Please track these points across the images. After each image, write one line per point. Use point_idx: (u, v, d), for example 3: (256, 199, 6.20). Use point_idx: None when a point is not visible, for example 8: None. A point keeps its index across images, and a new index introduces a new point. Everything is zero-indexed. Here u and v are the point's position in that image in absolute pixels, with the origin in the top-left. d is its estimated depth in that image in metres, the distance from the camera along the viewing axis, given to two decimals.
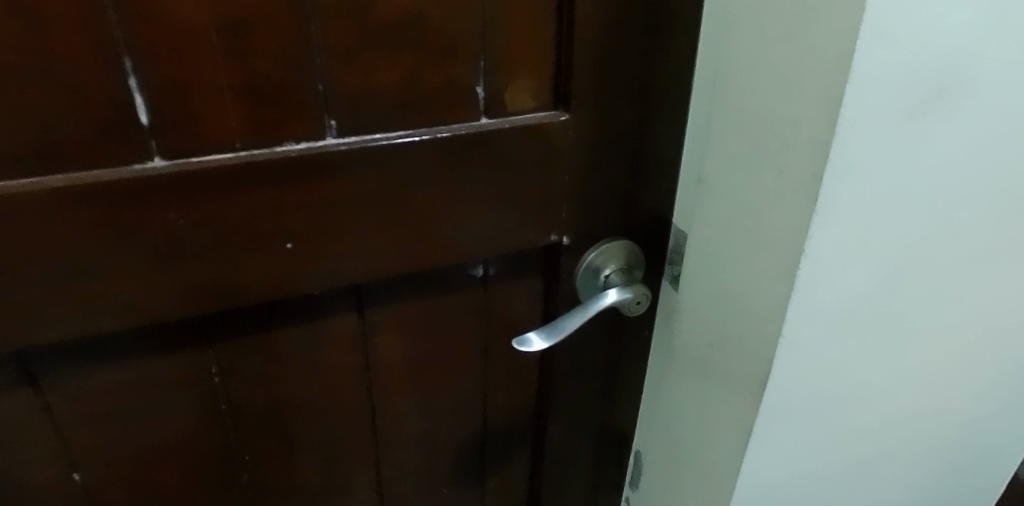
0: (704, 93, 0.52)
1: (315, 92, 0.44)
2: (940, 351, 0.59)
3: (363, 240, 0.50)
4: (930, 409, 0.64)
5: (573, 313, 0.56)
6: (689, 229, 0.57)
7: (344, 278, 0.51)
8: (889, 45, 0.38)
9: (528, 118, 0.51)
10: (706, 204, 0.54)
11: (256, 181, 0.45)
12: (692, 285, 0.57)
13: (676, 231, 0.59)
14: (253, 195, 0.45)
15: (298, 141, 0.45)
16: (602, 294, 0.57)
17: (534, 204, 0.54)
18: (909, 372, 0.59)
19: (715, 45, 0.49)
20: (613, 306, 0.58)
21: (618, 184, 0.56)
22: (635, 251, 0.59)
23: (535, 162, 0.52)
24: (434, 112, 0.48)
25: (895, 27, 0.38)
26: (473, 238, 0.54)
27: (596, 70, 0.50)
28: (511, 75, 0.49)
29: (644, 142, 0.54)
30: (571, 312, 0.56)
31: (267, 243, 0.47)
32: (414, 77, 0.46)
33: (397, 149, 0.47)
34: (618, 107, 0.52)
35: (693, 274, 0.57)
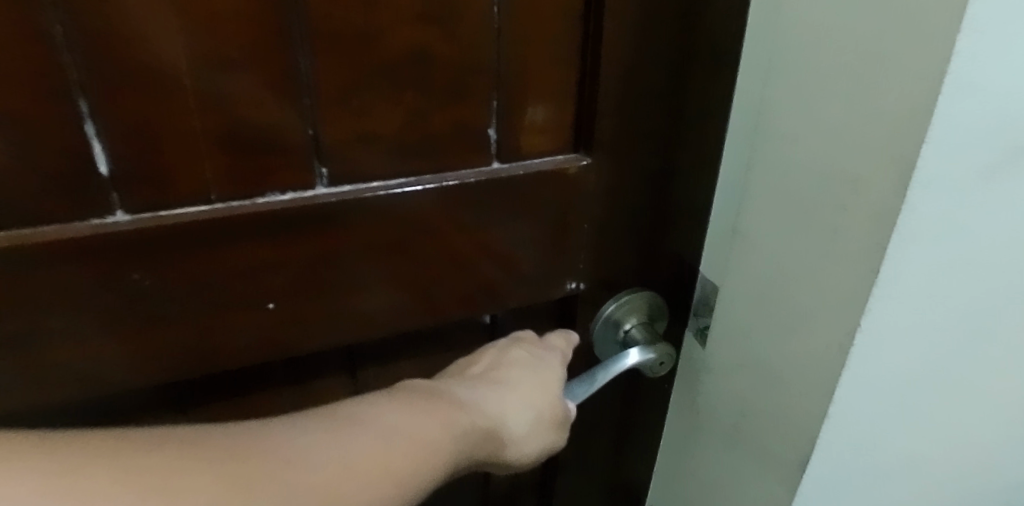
0: (742, 137, 0.46)
1: (305, 138, 0.38)
2: (998, 423, 0.53)
3: (359, 296, 0.44)
4: (980, 481, 0.57)
5: (594, 374, 0.51)
6: (719, 282, 0.51)
7: (335, 338, 0.45)
8: (970, 100, 0.33)
9: (545, 162, 0.45)
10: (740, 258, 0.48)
11: (233, 236, 0.39)
12: (721, 344, 0.52)
13: (703, 282, 0.53)
14: (231, 251, 0.39)
15: (284, 191, 0.39)
16: (623, 353, 0.52)
17: (549, 254, 0.49)
18: (961, 446, 0.53)
19: (754, 85, 0.44)
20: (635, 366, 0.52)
21: (640, 232, 0.51)
22: (658, 303, 0.54)
23: (549, 211, 0.47)
24: (441, 157, 0.42)
25: (981, 80, 0.32)
26: (483, 291, 0.48)
27: (621, 111, 0.44)
28: (528, 116, 0.43)
29: (671, 189, 0.49)
30: (591, 372, 0.51)
31: (248, 302, 0.42)
32: (418, 120, 0.40)
33: (396, 199, 0.42)
34: (644, 151, 0.47)
35: (722, 332, 0.51)
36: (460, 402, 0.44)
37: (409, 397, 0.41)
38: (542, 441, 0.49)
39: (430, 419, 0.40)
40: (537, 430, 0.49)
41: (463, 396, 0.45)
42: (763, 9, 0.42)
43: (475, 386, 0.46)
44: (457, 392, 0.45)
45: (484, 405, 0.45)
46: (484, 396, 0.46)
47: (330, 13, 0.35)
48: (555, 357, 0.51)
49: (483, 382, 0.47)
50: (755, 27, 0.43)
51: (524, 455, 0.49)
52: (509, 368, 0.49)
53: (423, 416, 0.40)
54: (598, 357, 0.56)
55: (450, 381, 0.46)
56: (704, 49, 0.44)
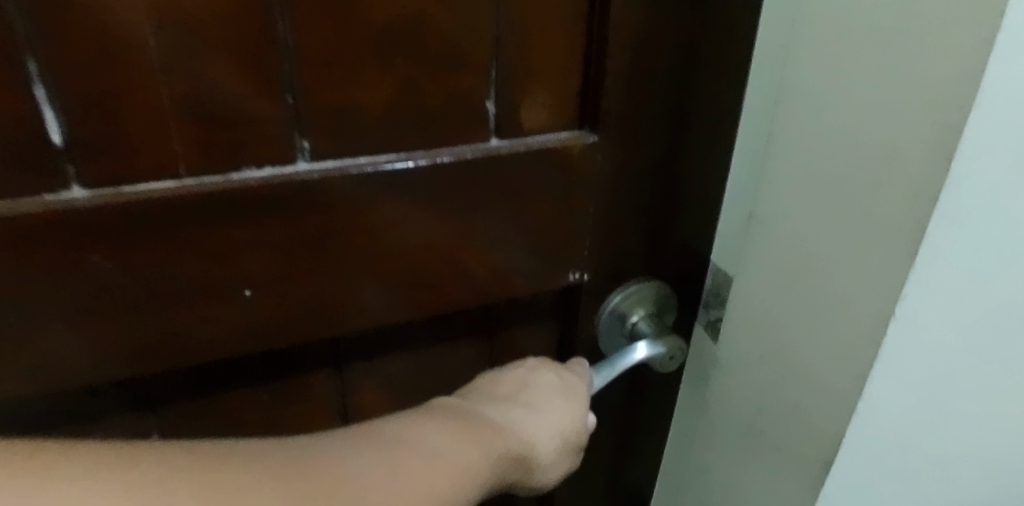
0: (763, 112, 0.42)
1: (283, 107, 0.35)
2: None
3: (346, 284, 0.41)
4: (1008, 485, 0.54)
5: (602, 368, 0.48)
6: (733, 270, 0.48)
7: (320, 329, 0.42)
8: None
9: (548, 139, 0.42)
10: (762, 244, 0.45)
11: (205, 215, 0.35)
12: (735, 337, 0.48)
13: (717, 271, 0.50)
14: (202, 232, 0.36)
15: (261, 166, 0.36)
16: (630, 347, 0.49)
17: (551, 240, 0.45)
18: (992, 448, 0.49)
19: (777, 54, 0.40)
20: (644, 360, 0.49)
21: (649, 216, 0.47)
22: (666, 294, 0.51)
23: (553, 193, 0.43)
24: (435, 131, 0.39)
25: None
26: (480, 279, 0.45)
27: (630, 83, 0.41)
28: (529, 88, 0.40)
29: (682, 170, 0.45)
30: (599, 366, 0.48)
31: (223, 289, 0.38)
32: (409, 89, 0.37)
33: (386, 176, 0.38)
34: (654, 128, 0.43)
35: (737, 325, 0.48)
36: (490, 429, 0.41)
37: (442, 420, 0.40)
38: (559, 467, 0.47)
39: (461, 446, 0.38)
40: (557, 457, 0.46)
41: (493, 422, 0.43)
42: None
43: (504, 410, 0.44)
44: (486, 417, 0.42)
45: (513, 429, 0.43)
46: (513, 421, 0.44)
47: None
48: (584, 383, 0.47)
49: (512, 404, 0.45)
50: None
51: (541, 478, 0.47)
52: (538, 391, 0.46)
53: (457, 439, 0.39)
54: (603, 353, 0.53)
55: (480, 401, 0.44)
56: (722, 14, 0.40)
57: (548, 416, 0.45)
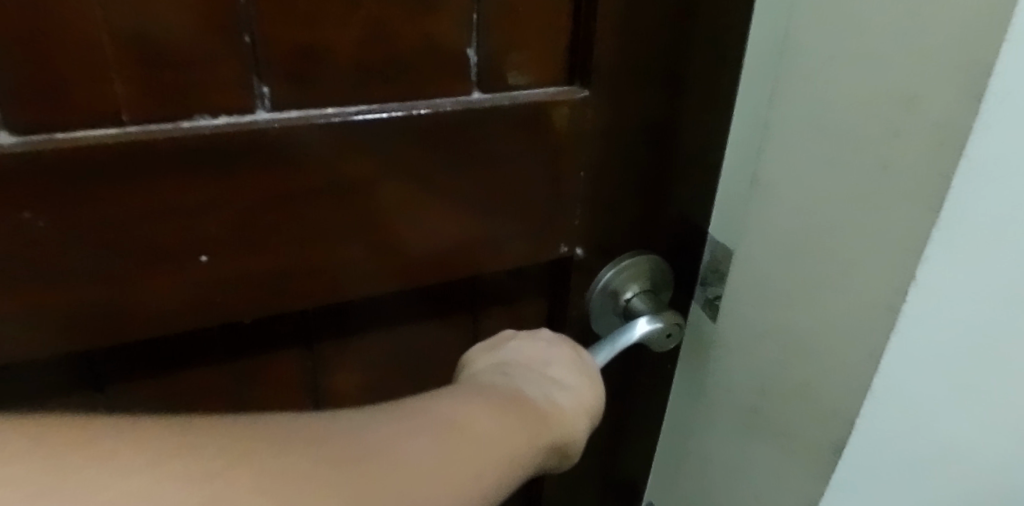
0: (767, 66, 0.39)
1: (240, 48, 0.31)
2: None
3: (315, 250, 0.37)
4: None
5: (601, 347, 0.45)
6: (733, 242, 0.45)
7: (287, 300, 0.38)
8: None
9: (534, 93, 0.38)
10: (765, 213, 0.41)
11: (153, 167, 0.32)
12: (734, 315, 0.45)
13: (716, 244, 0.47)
14: (150, 187, 0.32)
15: (216, 114, 0.32)
16: (629, 325, 0.46)
17: (540, 207, 0.42)
18: (1011, 430, 0.46)
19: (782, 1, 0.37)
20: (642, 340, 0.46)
21: (644, 183, 0.44)
22: (662, 268, 0.47)
23: (540, 153, 0.40)
24: (411, 81, 0.35)
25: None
26: (463, 248, 0.41)
27: (623, 32, 0.38)
28: (514, 36, 0.36)
29: (679, 131, 0.42)
30: (598, 346, 0.45)
31: (177, 254, 0.34)
32: (381, 32, 0.33)
33: (357, 129, 0.35)
34: (649, 84, 0.40)
35: (738, 303, 0.45)
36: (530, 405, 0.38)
37: (497, 404, 0.36)
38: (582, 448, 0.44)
39: (520, 430, 0.35)
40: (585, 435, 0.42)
41: (537, 403, 0.38)
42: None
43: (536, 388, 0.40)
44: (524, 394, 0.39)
45: (563, 414, 0.40)
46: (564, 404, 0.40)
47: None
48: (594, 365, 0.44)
49: (547, 385, 0.41)
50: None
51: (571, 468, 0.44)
52: (561, 367, 0.43)
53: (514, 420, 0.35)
54: (596, 332, 0.49)
55: (519, 384, 0.39)
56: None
57: (574, 392, 0.42)
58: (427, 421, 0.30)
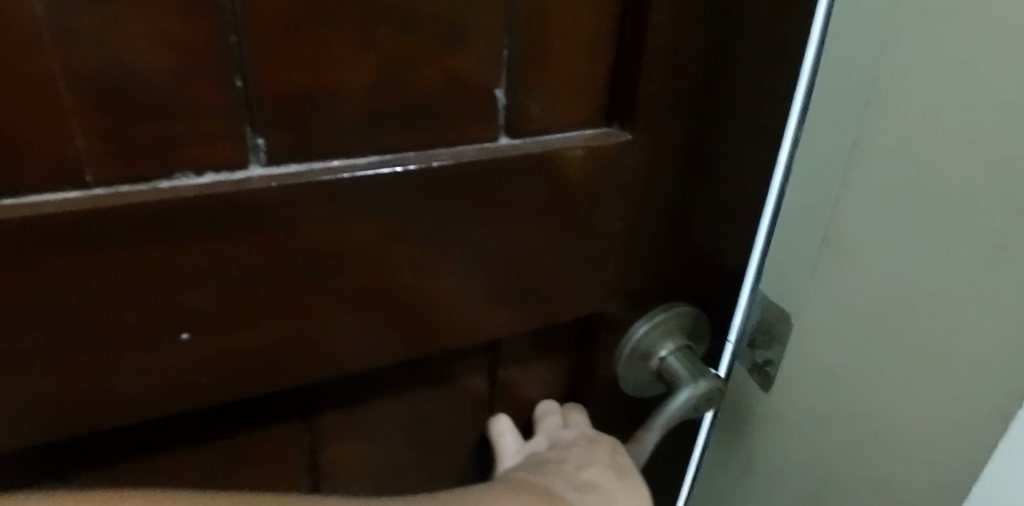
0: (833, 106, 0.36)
1: (231, 92, 0.26)
2: None
3: (318, 320, 0.32)
4: None
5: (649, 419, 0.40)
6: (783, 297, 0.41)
7: (284, 377, 0.33)
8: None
9: (568, 137, 0.33)
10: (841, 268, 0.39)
11: (124, 235, 0.26)
12: (795, 372, 0.42)
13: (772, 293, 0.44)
14: (120, 259, 0.26)
15: (201, 170, 0.27)
16: (674, 396, 0.40)
17: (570, 262, 0.37)
18: None
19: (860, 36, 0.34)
20: (687, 409, 0.41)
21: (684, 233, 0.39)
22: (697, 320, 0.42)
23: (574, 204, 0.35)
24: (430, 127, 0.30)
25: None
26: (485, 310, 0.36)
27: (673, 68, 0.33)
28: (549, 74, 0.31)
29: (726, 177, 0.38)
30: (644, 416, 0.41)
31: (154, 334, 0.29)
32: (399, 73, 0.28)
33: (366, 184, 0.30)
34: (697, 125, 0.35)
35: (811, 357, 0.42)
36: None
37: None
38: None
39: None
40: None
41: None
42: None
43: (569, 490, 0.39)
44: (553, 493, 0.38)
45: None
46: (610, 487, 0.40)
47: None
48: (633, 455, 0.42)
49: (584, 490, 0.39)
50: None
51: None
52: (596, 467, 0.41)
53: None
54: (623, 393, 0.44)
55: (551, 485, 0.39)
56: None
57: (609, 492, 0.40)
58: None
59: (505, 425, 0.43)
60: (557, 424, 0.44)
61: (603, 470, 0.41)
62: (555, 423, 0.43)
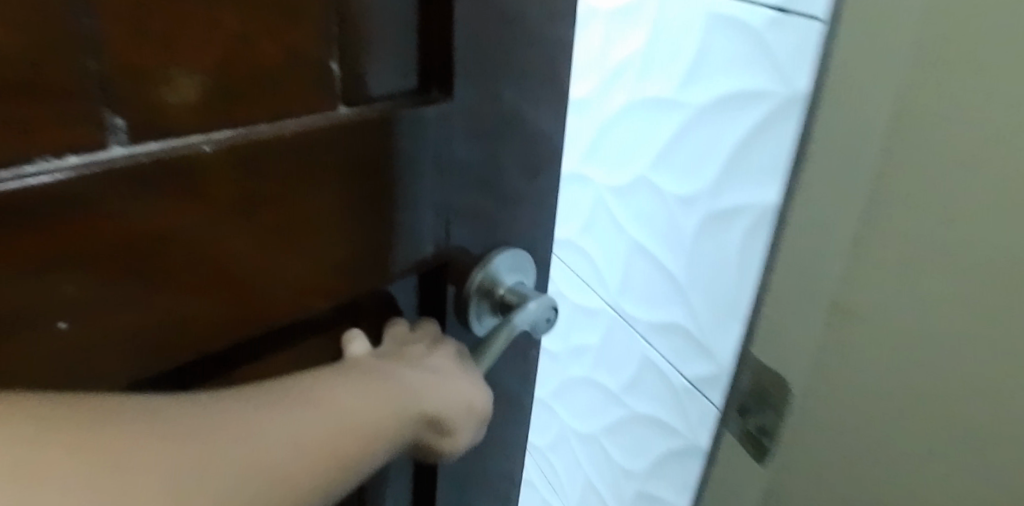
0: (841, 86, 0.43)
1: (88, 77, 0.29)
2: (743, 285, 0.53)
3: (196, 285, 0.35)
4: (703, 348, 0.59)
5: (498, 331, 0.47)
6: (764, 339, 0.52)
7: (169, 344, 0.36)
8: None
9: (397, 102, 0.39)
10: (745, 236, 0.52)
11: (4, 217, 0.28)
12: None
13: (685, 224, 0.58)
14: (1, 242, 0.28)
15: (69, 152, 0.29)
16: (511, 324, 0.47)
17: (414, 214, 0.43)
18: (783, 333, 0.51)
19: (769, 81, 0.48)
20: (522, 330, 0.48)
21: (505, 181, 0.46)
22: (520, 256, 0.49)
23: (412, 161, 0.41)
24: (275, 101, 0.35)
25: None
26: (346, 263, 0.41)
27: (476, 41, 0.40)
28: (372, 50, 0.37)
29: (527, 130, 0.45)
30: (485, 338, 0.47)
31: (43, 312, 0.30)
32: (241, 53, 0.33)
33: (225, 154, 0.34)
34: (502, 88, 0.43)
35: (702, 343, 0.59)
36: (397, 387, 0.39)
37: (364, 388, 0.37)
38: (473, 430, 0.45)
39: (384, 403, 0.37)
40: (465, 420, 0.44)
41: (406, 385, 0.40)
42: (755, 13, 0.48)
43: (410, 374, 0.41)
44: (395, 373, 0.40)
45: (431, 397, 0.41)
46: (450, 372, 0.44)
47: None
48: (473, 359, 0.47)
49: (423, 374, 0.42)
50: (677, 37, 0.54)
51: (451, 458, 0.45)
52: (439, 360, 0.44)
53: (380, 386, 0.38)
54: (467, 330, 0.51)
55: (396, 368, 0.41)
56: (609, 102, 0.64)
57: (445, 379, 0.43)
58: (267, 407, 0.31)
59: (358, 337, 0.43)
60: (404, 333, 0.46)
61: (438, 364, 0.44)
62: (402, 332, 0.46)
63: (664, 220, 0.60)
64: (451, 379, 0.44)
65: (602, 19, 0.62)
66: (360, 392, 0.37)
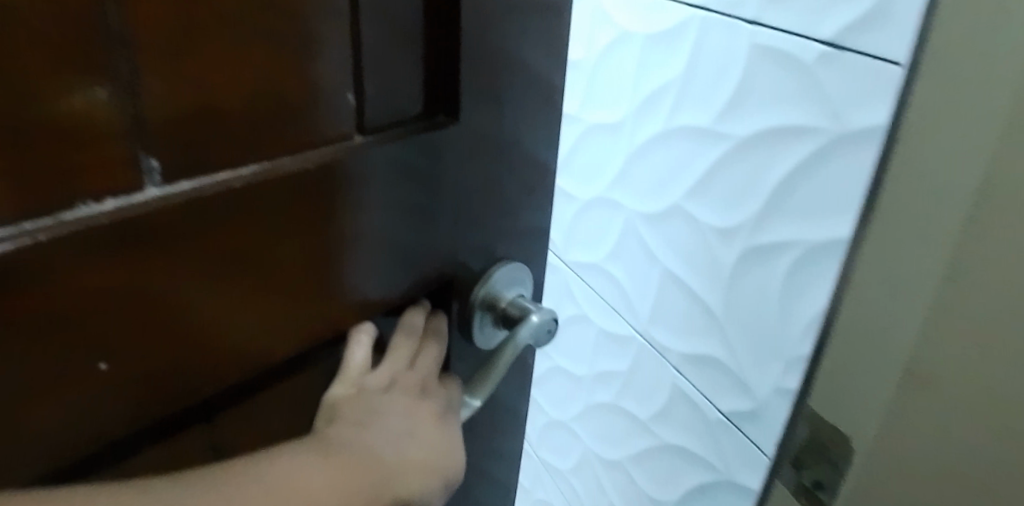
0: (916, 119, 0.33)
1: (126, 119, 0.27)
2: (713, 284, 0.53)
3: (221, 323, 0.34)
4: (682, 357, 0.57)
5: (501, 351, 0.47)
6: (820, 386, 0.41)
7: (196, 384, 0.34)
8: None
9: (411, 127, 0.38)
10: (791, 266, 0.46)
11: (44, 266, 0.27)
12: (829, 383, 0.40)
13: (724, 257, 0.51)
14: (40, 291, 0.27)
15: (105, 197, 0.28)
16: (517, 332, 0.47)
17: (424, 238, 0.42)
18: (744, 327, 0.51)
19: (816, 114, 0.42)
20: (528, 340, 0.48)
21: (507, 199, 0.46)
22: (521, 269, 0.50)
23: (425, 186, 0.40)
24: (300, 133, 0.34)
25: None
26: (359, 290, 0.41)
27: (487, 65, 0.40)
28: (390, 77, 0.36)
29: (528, 149, 0.46)
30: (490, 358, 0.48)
31: (75, 362, 0.29)
32: (270, 87, 0.31)
33: (255, 191, 0.32)
34: (507, 110, 0.43)
35: (735, 374, 0.52)
36: (367, 456, 0.40)
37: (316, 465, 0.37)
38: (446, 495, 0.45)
39: (350, 480, 0.38)
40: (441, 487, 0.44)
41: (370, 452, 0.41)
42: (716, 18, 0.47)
43: (384, 435, 0.42)
44: (368, 439, 0.41)
45: (402, 463, 0.42)
46: (428, 427, 0.45)
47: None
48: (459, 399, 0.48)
49: (399, 437, 0.43)
50: (716, 71, 0.48)
51: None
52: (426, 422, 0.45)
53: (348, 459, 0.39)
54: (470, 342, 0.51)
55: (373, 435, 0.42)
56: (639, 121, 0.56)
57: (421, 437, 0.44)
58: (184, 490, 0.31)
59: (362, 340, 0.43)
60: (402, 365, 0.46)
61: (424, 420, 0.45)
62: (402, 365, 0.45)
63: (693, 249, 0.54)
64: (432, 441, 0.45)
65: (619, 38, 0.57)
66: (327, 469, 0.37)
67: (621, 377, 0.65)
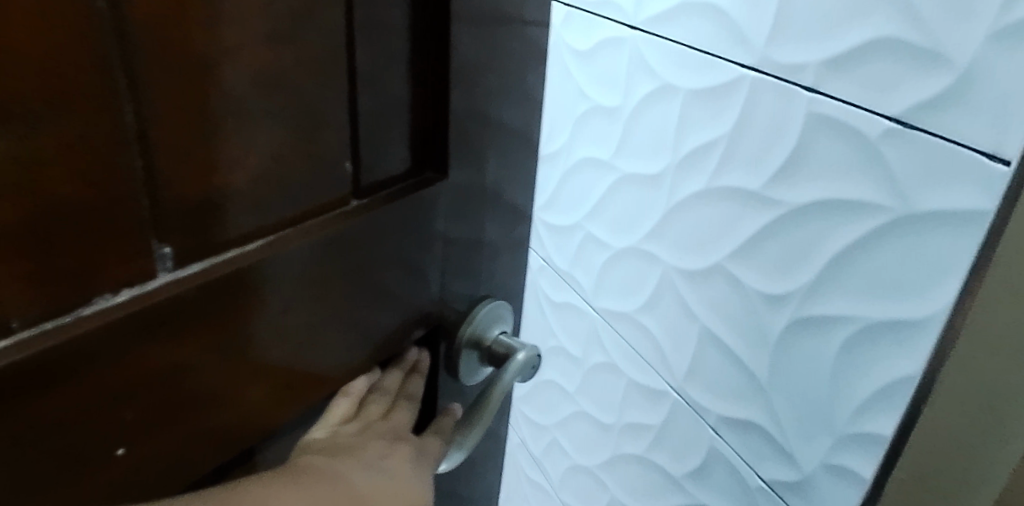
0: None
1: (141, 210, 0.25)
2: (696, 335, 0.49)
3: (233, 400, 0.32)
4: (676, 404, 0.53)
5: (489, 394, 0.42)
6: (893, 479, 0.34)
7: (208, 462, 0.33)
8: (886, 55, 0.34)
9: (403, 186, 0.36)
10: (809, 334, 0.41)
11: (58, 368, 0.25)
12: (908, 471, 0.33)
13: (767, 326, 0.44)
14: (52, 393, 0.25)
15: (118, 290, 0.26)
16: (506, 369, 0.43)
17: (428, 292, 0.40)
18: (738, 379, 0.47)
19: (864, 188, 0.36)
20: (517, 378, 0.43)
21: (502, 247, 0.45)
22: (501, 304, 0.46)
23: (428, 242, 0.38)
24: (304, 204, 0.32)
25: (917, 52, 0.33)
26: (368, 351, 0.39)
27: (485, 121, 0.38)
28: (391, 140, 0.34)
29: (522, 196, 0.44)
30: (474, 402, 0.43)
31: (91, 457, 0.27)
32: (280, 163, 0.29)
33: (266, 266, 0.30)
34: (502, 162, 0.41)
35: (779, 444, 0.44)
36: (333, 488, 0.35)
37: None
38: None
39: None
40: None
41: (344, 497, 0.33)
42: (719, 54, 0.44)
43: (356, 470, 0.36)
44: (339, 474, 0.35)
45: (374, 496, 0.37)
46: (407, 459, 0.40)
47: (167, 18, 0.23)
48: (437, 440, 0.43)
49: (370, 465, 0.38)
50: (770, 128, 0.41)
51: None
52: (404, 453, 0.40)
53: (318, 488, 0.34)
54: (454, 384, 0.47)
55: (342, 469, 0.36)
56: (682, 179, 0.48)
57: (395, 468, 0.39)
58: None
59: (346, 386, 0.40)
60: (376, 415, 0.40)
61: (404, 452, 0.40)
62: (376, 414, 0.40)
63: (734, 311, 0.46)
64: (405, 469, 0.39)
65: (659, 89, 0.49)
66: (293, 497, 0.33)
67: (654, 430, 0.56)
